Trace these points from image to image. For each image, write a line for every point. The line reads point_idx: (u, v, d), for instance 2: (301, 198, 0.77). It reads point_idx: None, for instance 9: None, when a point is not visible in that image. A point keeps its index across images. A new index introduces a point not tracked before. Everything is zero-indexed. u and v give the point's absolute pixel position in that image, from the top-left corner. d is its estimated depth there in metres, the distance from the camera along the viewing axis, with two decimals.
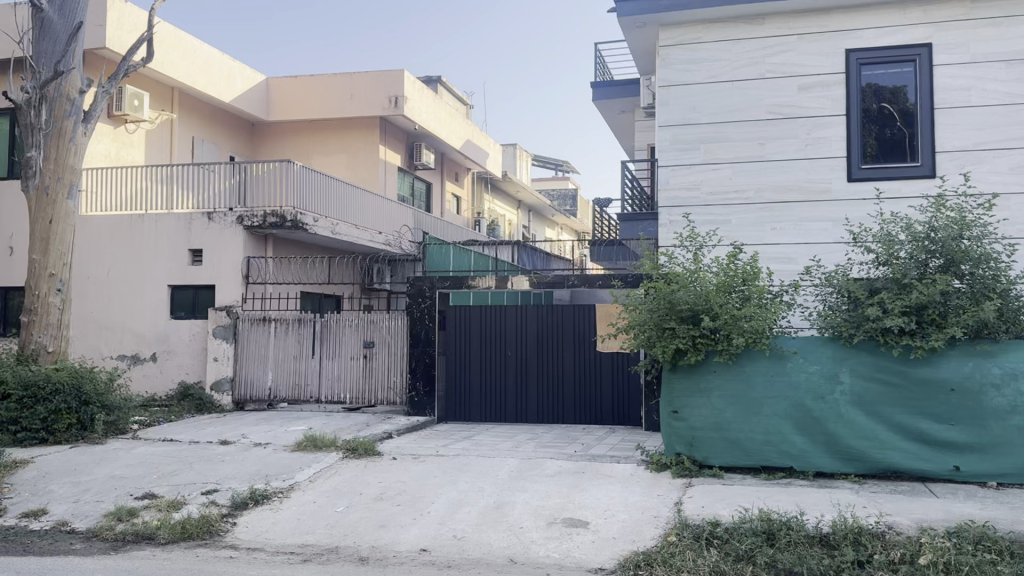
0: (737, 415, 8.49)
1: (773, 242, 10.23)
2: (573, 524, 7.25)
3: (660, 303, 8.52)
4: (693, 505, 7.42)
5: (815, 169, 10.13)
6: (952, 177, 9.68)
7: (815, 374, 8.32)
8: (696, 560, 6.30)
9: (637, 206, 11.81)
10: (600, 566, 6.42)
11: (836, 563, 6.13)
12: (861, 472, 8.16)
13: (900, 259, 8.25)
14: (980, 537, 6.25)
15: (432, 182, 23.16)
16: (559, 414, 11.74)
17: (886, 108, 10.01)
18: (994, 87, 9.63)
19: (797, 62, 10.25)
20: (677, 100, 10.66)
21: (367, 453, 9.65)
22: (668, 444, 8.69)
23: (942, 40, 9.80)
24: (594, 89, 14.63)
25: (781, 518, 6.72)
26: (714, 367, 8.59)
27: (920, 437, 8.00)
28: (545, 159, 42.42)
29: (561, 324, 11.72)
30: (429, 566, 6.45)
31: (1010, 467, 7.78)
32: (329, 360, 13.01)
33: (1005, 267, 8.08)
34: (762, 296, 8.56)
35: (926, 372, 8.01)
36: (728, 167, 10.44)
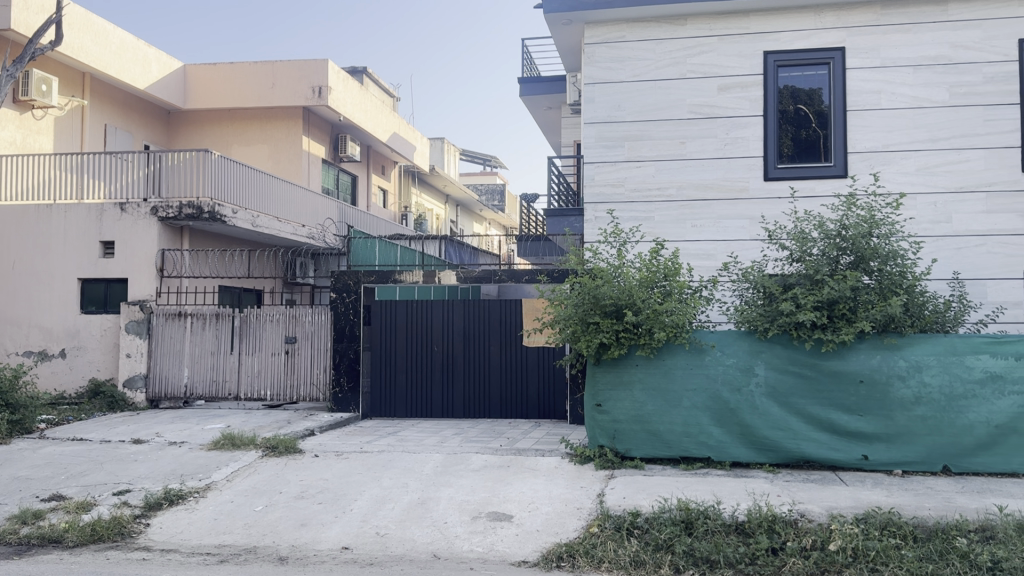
0: (658, 407, 8.66)
1: (694, 239, 10.44)
2: (497, 518, 7.27)
3: (585, 298, 8.58)
4: (614, 496, 7.53)
5: (734, 168, 10.38)
6: (862, 177, 10.06)
7: (732, 367, 8.55)
8: (617, 551, 6.43)
9: (563, 202, 11.98)
10: (523, 559, 6.47)
11: (751, 551, 6.31)
12: (774, 461, 8.43)
13: (812, 256, 8.52)
14: (886, 523, 6.51)
15: (358, 175, 22.84)
16: (485, 409, 11.74)
17: (802, 109, 10.33)
18: (902, 90, 10.04)
19: (717, 63, 10.48)
20: (602, 97, 10.79)
21: (287, 451, 9.47)
22: (591, 437, 8.82)
23: (854, 45, 10.16)
24: (522, 85, 14.66)
25: (699, 507, 6.88)
26: (636, 361, 8.73)
27: (831, 428, 8.30)
28: (475, 153, 42.32)
29: (487, 318, 11.74)
30: (351, 564, 6.38)
31: (915, 456, 8.14)
32: (250, 356, 12.72)
33: (911, 264, 8.41)
34: (683, 290, 8.72)
35: (836, 364, 8.31)
36: (651, 164, 10.61)
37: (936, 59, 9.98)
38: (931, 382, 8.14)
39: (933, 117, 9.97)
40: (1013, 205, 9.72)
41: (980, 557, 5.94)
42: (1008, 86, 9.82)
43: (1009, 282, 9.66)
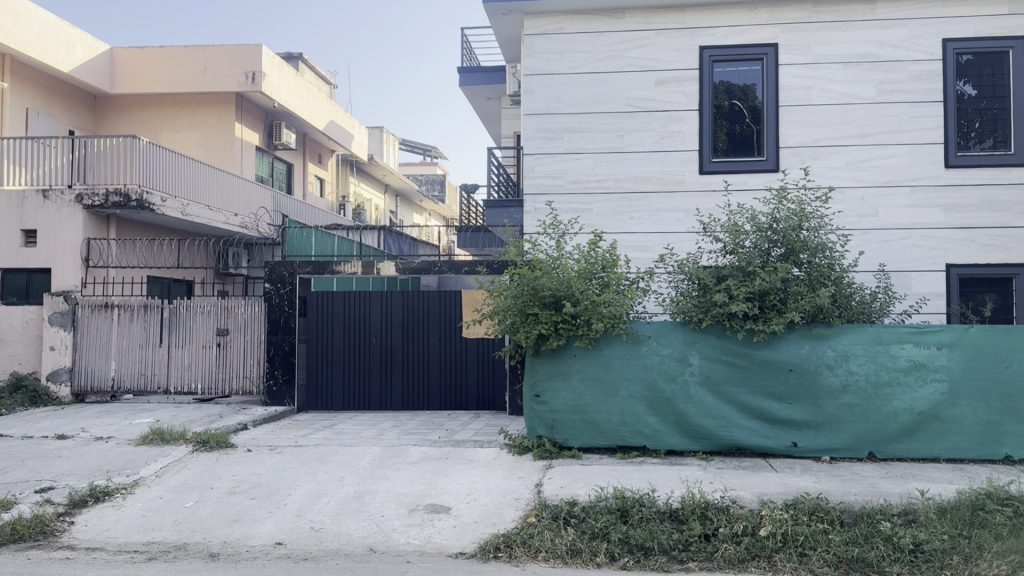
0: (596, 397, 8.73)
1: (631, 231, 10.55)
2: (435, 510, 7.24)
3: (523, 289, 8.58)
4: (552, 485, 7.58)
5: (670, 161, 10.51)
6: (793, 171, 10.29)
7: (668, 357, 8.67)
8: (554, 540, 6.48)
9: (503, 192, 11.94)
10: (460, 551, 6.46)
11: (685, 538, 6.44)
12: (707, 449, 8.60)
13: (745, 248, 8.69)
14: (814, 508, 6.69)
15: (294, 163, 22.43)
16: (424, 402, 11.68)
17: (736, 104, 10.52)
18: (832, 87, 10.29)
19: (654, 56, 10.58)
20: (541, 88, 10.79)
21: (219, 445, 9.27)
22: (530, 427, 8.85)
23: (786, 41, 10.38)
24: (462, 75, 14.57)
25: (635, 495, 6.97)
26: (575, 352, 8.79)
27: (762, 416, 8.51)
28: (415, 144, 42.00)
29: (426, 310, 11.68)
30: (285, 560, 6.28)
31: (842, 442, 8.39)
32: (180, 349, 12.40)
33: (839, 257, 8.64)
34: (621, 282, 8.78)
35: (767, 354, 8.51)
36: (590, 157, 10.68)
37: (864, 57, 10.26)
38: (858, 371, 8.39)
39: (862, 113, 10.25)
40: (936, 200, 10.07)
41: (903, 540, 6.15)
42: (932, 85, 10.15)
43: (931, 274, 10.02)
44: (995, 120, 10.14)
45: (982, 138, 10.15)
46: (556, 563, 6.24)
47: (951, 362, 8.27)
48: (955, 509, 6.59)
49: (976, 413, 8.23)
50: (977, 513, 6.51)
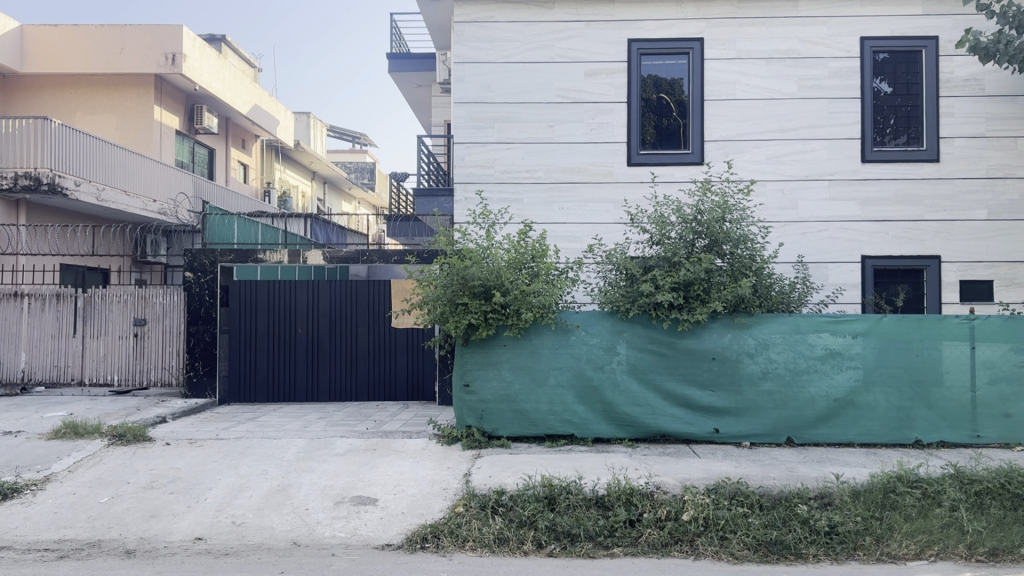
0: (524, 386, 8.77)
1: (561, 221, 10.61)
2: (361, 502, 7.17)
3: (453, 279, 8.53)
4: (480, 475, 7.59)
5: (599, 152, 10.61)
6: (717, 164, 10.51)
7: (595, 346, 8.77)
8: (481, 529, 6.50)
9: (433, 181, 11.87)
10: (387, 542, 6.41)
11: (610, 524, 6.54)
12: (633, 436, 8.75)
13: (670, 239, 8.84)
14: (735, 493, 6.86)
15: (217, 148, 21.81)
16: (351, 392, 11.54)
17: (664, 98, 10.69)
18: (756, 82, 10.53)
19: (584, 48, 10.65)
20: (472, 76, 10.71)
21: (136, 439, 8.98)
22: (459, 417, 8.83)
23: (712, 36, 10.57)
24: (391, 61, 14.38)
25: (562, 483, 7.04)
26: (504, 341, 8.80)
27: (685, 403, 8.70)
28: (344, 130, 41.37)
29: (354, 300, 11.53)
30: (205, 555, 6.13)
31: (761, 428, 8.65)
32: (95, 339, 11.97)
33: (760, 248, 8.87)
34: (550, 272, 8.80)
35: (691, 342, 8.70)
36: (521, 147, 10.67)
37: (786, 54, 10.53)
38: (777, 359, 8.65)
39: (784, 109, 10.53)
40: (853, 193, 10.42)
41: (818, 522, 6.36)
42: (850, 82, 10.48)
43: (848, 265, 10.37)
44: (909, 117, 10.53)
45: (896, 135, 10.54)
46: (483, 552, 6.25)
47: (866, 350, 8.59)
48: (867, 491, 6.85)
49: (887, 399, 8.57)
50: (888, 496, 6.78)
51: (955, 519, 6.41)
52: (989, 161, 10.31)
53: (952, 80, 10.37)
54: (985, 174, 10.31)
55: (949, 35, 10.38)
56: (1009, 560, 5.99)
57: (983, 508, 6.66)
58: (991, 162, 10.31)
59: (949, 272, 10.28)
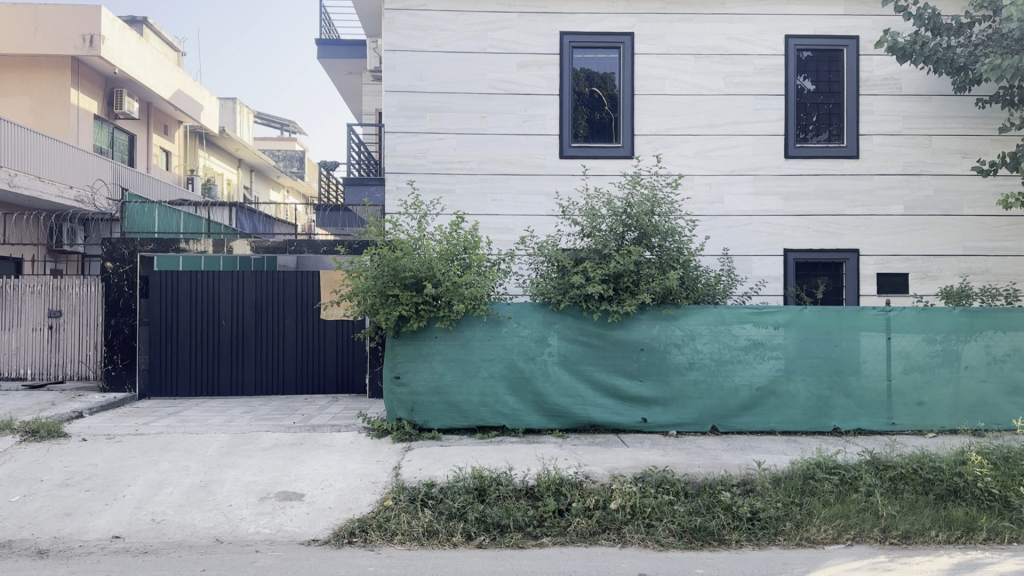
0: (456, 378, 8.75)
1: (494, 213, 10.61)
2: (286, 498, 7.05)
3: (384, 270, 8.43)
4: (410, 468, 7.55)
5: (531, 144, 10.64)
6: (647, 158, 10.66)
7: (527, 337, 8.81)
8: (410, 522, 6.47)
9: (364, 170, 11.70)
10: (313, 538, 6.32)
11: (540, 514, 6.59)
12: (564, 427, 8.83)
13: (601, 231, 8.92)
14: (661, 481, 7.00)
15: (138, 134, 21.07)
16: (278, 386, 11.33)
17: (596, 92, 10.77)
18: (684, 78, 10.70)
19: (517, 39, 10.63)
20: (403, 65, 10.55)
21: (50, 435, 8.64)
22: (390, 410, 8.76)
23: (642, 31, 10.69)
24: (321, 47, 14.11)
25: (492, 475, 7.07)
26: (436, 333, 8.76)
27: (615, 393, 8.83)
28: (272, 117, 40.50)
29: (281, 291, 11.31)
30: (122, 554, 5.94)
31: (687, 417, 8.84)
32: (6, 332, 11.49)
33: (687, 241, 9.02)
34: (482, 263, 8.77)
35: (620, 334, 8.82)
36: (453, 137, 10.60)
37: (714, 50, 10.72)
38: (703, 349, 8.84)
39: (711, 104, 10.73)
40: (776, 188, 10.70)
41: (741, 509, 6.54)
42: (775, 79, 10.74)
43: (771, 258, 10.66)
44: (830, 115, 10.86)
45: (819, 132, 10.86)
46: (412, 546, 6.22)
47: (787, 340, 8.85)
48: (788, 478, 7.06)
49: (808, 387, 8.85)
50: (807, 482, 6.99)
51: (870, 504, 6.65)
52: (905, 157, 10.71)
53: (872, 79, 10.73)
54: (902, 171, 10.71)
55: (868, 35, 10.73)
56: (919, 542, 6.26)
57: (897, 492, 6.90)
58: (907, 159, 10.72)
59: (867, 265, 10.68)
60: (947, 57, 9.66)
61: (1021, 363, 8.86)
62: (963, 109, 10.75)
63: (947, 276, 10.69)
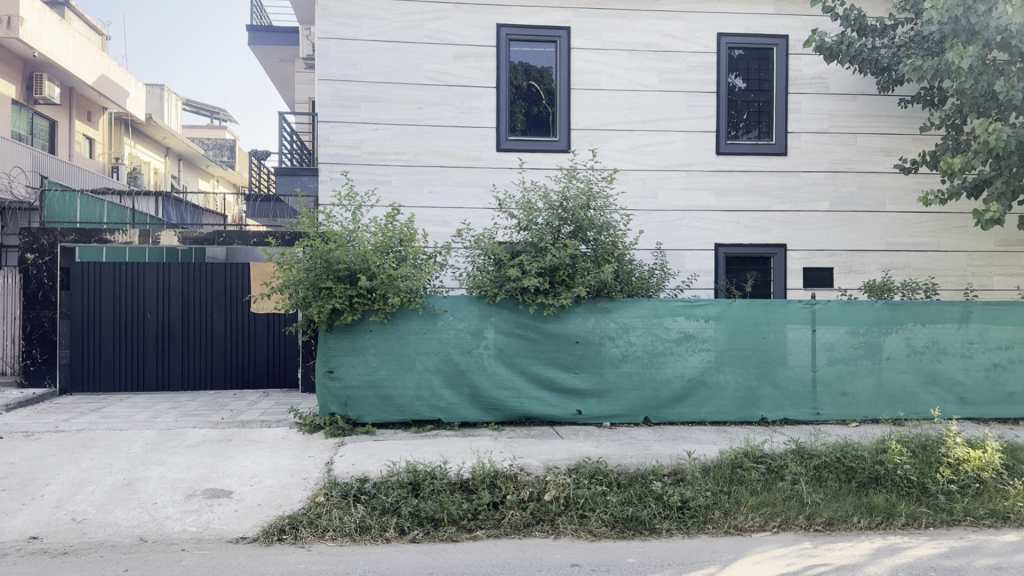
0: (391, 371, 8.67)
1: (430, 205, 10.54)
2: (214, 495, 6.88)
3: (316, 262, 8.27)
4: (343, 463, 7.44)
5: (468, 137, 10.59)
6: (582, 153, 10.72)
7: (463, 330, 8.77)
8: (342, 518, 6.38)
9: (296, 160, 11.49)
10: (242, 535, 6.18)
11: (474, 507, 6.57)
12: (499, 419, 8.84)
13: (537, 225, 8.94)
14: (595, 472, 7.07)
15: (59, 120, 20.26)
16: (206, 380, 11.06)
17: (533, 85, 10.78)
18: (619, 73, 10.80)
19: (453, 30, 10.53)
20: (336, 53, 10.35)
21: None
22: (322, 405, 8.61)
23: (578, 25, 10.73)
24: (251, 34, 13.79)
25: (427, 469, 7.02)
26: (370, 326, 8.65)
27: (550, 385, 8.87)
28: (202, 105, 39.44)
29: (209, 283, 11.03)
30: (39, 555, 5.70)
31: (621, 409, 8.95)
32: None
33: (622, 235, 9.09)
34: (418, 256, 8.68)
35: (556, 326, 8.86)
36: (388, 128, 10.48)
37: (649, 46, 10.84)
38: (636, 342, 8.95)
39: (645, 100, 10.85)
40: (708, 184, 10.89)
41: (671, 498, 6.65)
42: (707, 76, 10.93)
43: (703, 252, 10.85)
44: (760, 112, 11.08)
45: (749, 129, 11.09)
46: (344, 542, 6.13)
47: (717, 333, 9.03)
48: (717, 467, 7.19)
49: (737, 379, 9.04)
50: (736, 471, 7.12)
51: (795, 492, 6.82)
52: (831, 155, 11.03)
53: (800, 78, 11.00)
54: (828, 168, 11.03)
55: (797, 35, 11.00)
56: (842, 529, 6.46)
57: (821, 480, 7.09)
58: (833, 156, 11.03)
59: (794, 260, 10.97)
60: (872, 58, 9.96)
61: (938, 354, 9.20)
62: (886, 109, 11.11)
63: (870, 271, 11.06)
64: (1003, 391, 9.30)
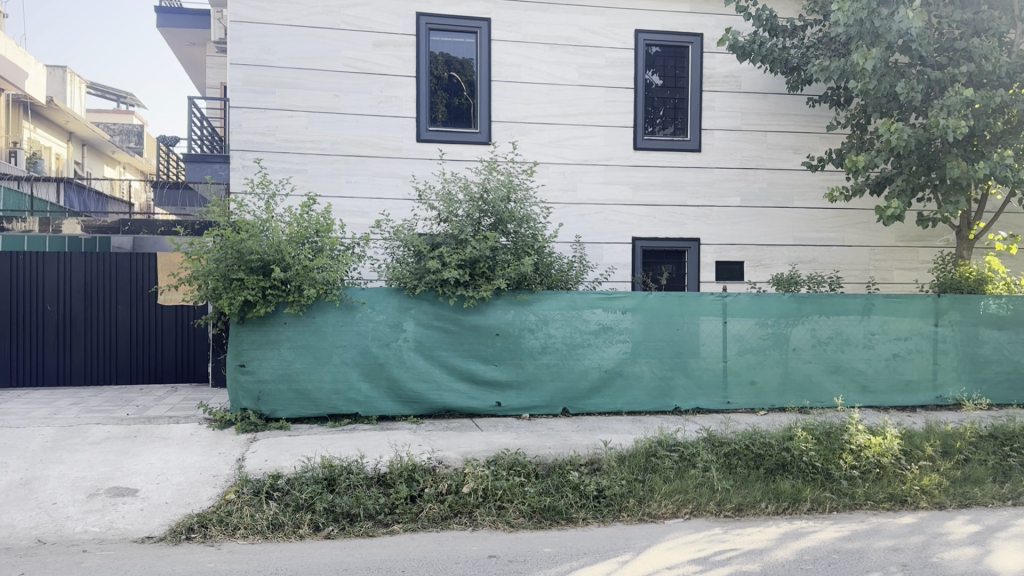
0: (306, 365, 8.50)
1: (348, 195, 10.37)
2: (118, 494, 6.61)
3: (227, 252, 8.01)
4: (256, 459, 7.26)
5: (387, 126, 10.45)
6: (503, 145, 10.72)
7: (381, 323, 8.67)
8: (254, 515, 6.22)
9: (207, 147, 11.14)
10: (147, 535, 5.96)
11: (391, 501, 6.50)
12: (418, 413, 8.77)
13: (458, 217, 8.90)
14: (513, 463, 7.09)
15: None
16: (110, 375, 10.61)
17: (453, 76, 10.71)
18: (539, 66, 10.83)
19: (371, 17, 10.35)
20: (250, 38, 10.05)
21: None
22: (234, 400, 8.37)
23: (498, 17, 10.70)
24: (159, 15, 13.31)
25: (342, 463, 6.91)
26: (284, 319, 8.44)
27: (470, 378, 8.85)
28: (107, 89, 37.81)
29: (114, 274, 10.61)
30: None
31: (540, 400, 9.00)
32: None
33: (541, 228, 9.13)
34: (335, 247, 8.52)
35: (475, 319, 8.84)
36: (304, 116, 10.25)
37: (568, 40, 10.91)
38: (555, 334, 9.02)
39: (565, 94, 10.92)
40: (625, 178, 11.04)
41: (588, 487, 6.74)
42: (625, 72, 11.07)
43: (620, 246, 11.01)
44: (676, 109, 11.30)
45: (666, 125, 11.29)
46: (255, 539, 5.98)
47: (634, 324, 9.18)
48: (632, 456, 7.30)
49: (653, 370, 9.21)
50: (650, 459, 7.25)
51: (707, 479, 6.99)
52: (742, 152, 11.33)
53: (714, 75, 11.25)
54: (740, 164, 11.33)
55: (711, 33, 11.24)
56: (751, 514, 6.67)
57: (731, 467, 7.27)
58: (744, 153, 11.34)
59: (708, 253, 11.24)
60: (782, 58, 10.27)
61: (842, 345, 9.57)
62: (795, 108, 11.47)
63: (779, 264, 11.43)
64: (902, 379, 9.73)
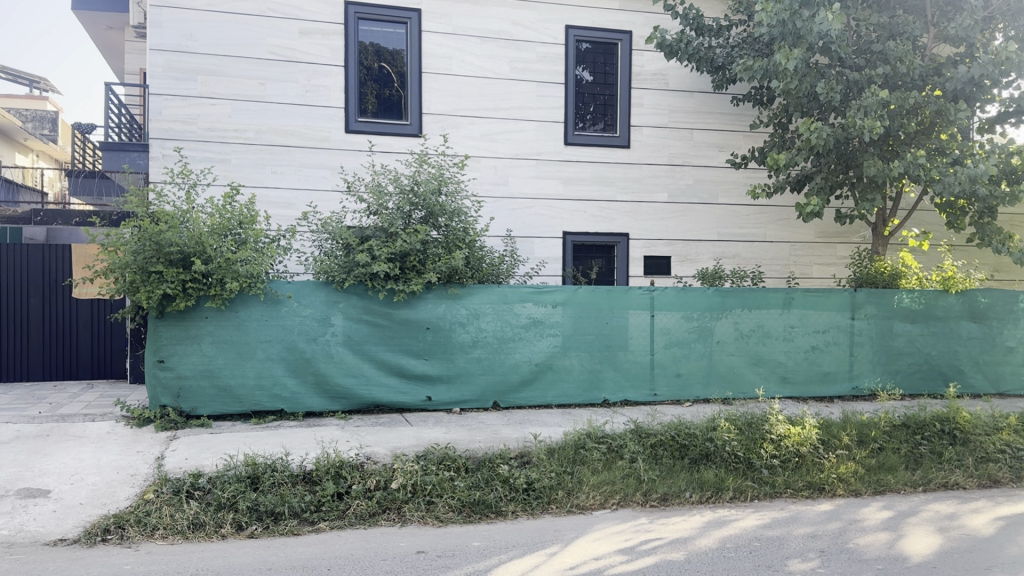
0: (229, 361, 8.30)
1: (274, 186, 10.16)
2: (29, 495, 6.34)
3: (145, 245, 7.73)
4: (175, 458, 7.05)
5: (315, 117, 10.27)
6: (434, 138, 10.66)
7: (308, 317, 8.52)
8: (174, 515, 6.04)
9: (125, 135, 10.75)
10: (60, 538, 5.74)
11: (317, 499, 6.40)
12: (346, 408, 8.66)
13: (387, 209, 8.79)
14: (442, 458, 7.06)
15: None
16: (22, 372, 10.20)
17: (384, 67, 10.58)
18: (470, 59, 10.79)
19: (298, 5, 10.15)
20: (171, 23, 9.73)
21: None
22: (153, 397, 8.12)
23: (429, 8, 10.61)
24: None
25: (266, 461, 6.76)
26: (206, 314, 8.22)
27: (400, 372, 8.79)
28: (20, 73, 36.14)
29: (25, 267, 10.15)
30: None
31: (470, 394, 9.00)
32: None
33: (472, 221, 9.10)
34: (260, 240, 8.32)
35: (405, 313, 8.77)
36: (228, 104, 9.99)
37: (499, 34, 10.89)
38: (486, 328, 9.02)
39: (496, 87, 10.91)
40: (556, 172, 11.10)
41: (517, 481, 6.74)
42: (556, 67, 11.12)
43: (551, 240, 11.08)
44: (606, 105, 11.40)
45: (596, 120, 11.39)
46: (175, 540, 5.81)
47: (564, 318, 9.25)
48: (561, 449, 7.36)
49: (582, 363, 9.30)
50: (578, 452, 7.32)
51: (633, 470, 7.09)
52: (670, 149, 11.52)
53: (643, 73, 11.40)
54: (667, 161, 11.52)
55: (640, 31, 11.39)
56: (676, 503, 6.80)
57: (657, 458, 7.40)
58: (671, 150, 11.53)
59: (636, 248, 11.40)
60: (708, 56, 10.47)
61: (764, 337, 9.83)
62: (720, 106, 11.72)
63: (704, 259, 11.67)
64: (821, 370, 10.05)
